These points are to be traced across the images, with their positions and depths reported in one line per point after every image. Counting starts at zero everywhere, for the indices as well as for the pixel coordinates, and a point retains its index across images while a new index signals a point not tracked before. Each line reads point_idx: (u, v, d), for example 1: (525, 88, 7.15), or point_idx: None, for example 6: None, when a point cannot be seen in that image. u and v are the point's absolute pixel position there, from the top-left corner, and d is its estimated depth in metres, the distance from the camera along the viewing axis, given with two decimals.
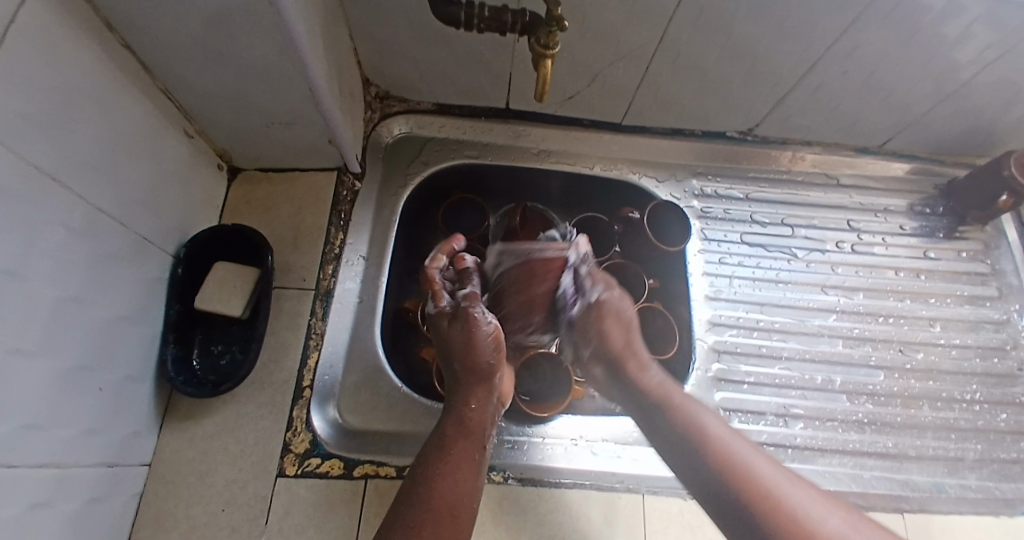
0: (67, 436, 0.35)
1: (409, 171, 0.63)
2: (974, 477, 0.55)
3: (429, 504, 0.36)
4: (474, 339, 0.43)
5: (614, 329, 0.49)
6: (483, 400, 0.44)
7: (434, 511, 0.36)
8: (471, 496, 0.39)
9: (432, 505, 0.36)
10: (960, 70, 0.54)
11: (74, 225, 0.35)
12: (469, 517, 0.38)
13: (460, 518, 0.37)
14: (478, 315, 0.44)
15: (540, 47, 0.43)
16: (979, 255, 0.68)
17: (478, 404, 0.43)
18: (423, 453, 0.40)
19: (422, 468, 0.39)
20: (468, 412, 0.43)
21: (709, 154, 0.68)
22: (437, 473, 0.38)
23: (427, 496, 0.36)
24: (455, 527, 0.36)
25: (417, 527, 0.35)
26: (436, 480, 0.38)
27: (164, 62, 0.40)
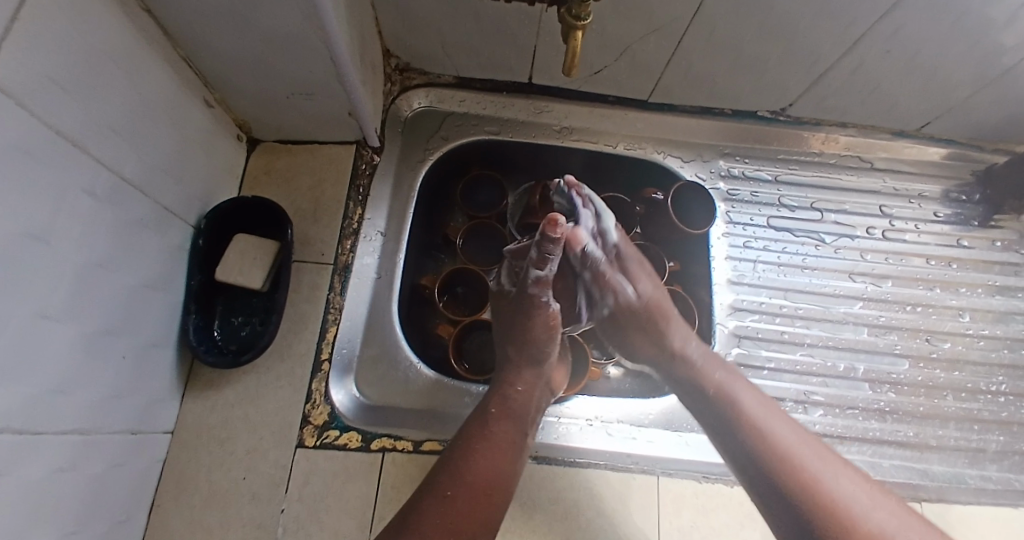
0: (92, 403, 0.36)
1: (428, 145, 0.62)
2: (994, 468, 0.54)
3: (464, 476, 0.37)
4: (536, 324, 0.46)
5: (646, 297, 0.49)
6: (532, 383, 0.45)
7: (467, 483, 0.37)
8: (507, 477, 0.39)
9: (467, 477, 0.37)
10: (1006, 55, 0.51)
11: (98, 193, 0.35)
12: (502, 496, 0.39)
13: (491, 498, 0.38)
14: (544, 301, 0.45)
15: (572, 17, 0.40)
16: (1013, 245, 0.66)
17: (523, 390, 0.45)
18: (463, 428, 0.42)
19: (462, 440, 0.40)
20: (513, 393, 0.44)
21: (736, 134, 0.66)
22: (475, 446, 0.40)
23: (462, 468, 0.38)
24: (485, 503, 0.37)
25: (448, 495, 0.36)
26: (472, 454, 0.39)
27: (184, 28, 0.39)
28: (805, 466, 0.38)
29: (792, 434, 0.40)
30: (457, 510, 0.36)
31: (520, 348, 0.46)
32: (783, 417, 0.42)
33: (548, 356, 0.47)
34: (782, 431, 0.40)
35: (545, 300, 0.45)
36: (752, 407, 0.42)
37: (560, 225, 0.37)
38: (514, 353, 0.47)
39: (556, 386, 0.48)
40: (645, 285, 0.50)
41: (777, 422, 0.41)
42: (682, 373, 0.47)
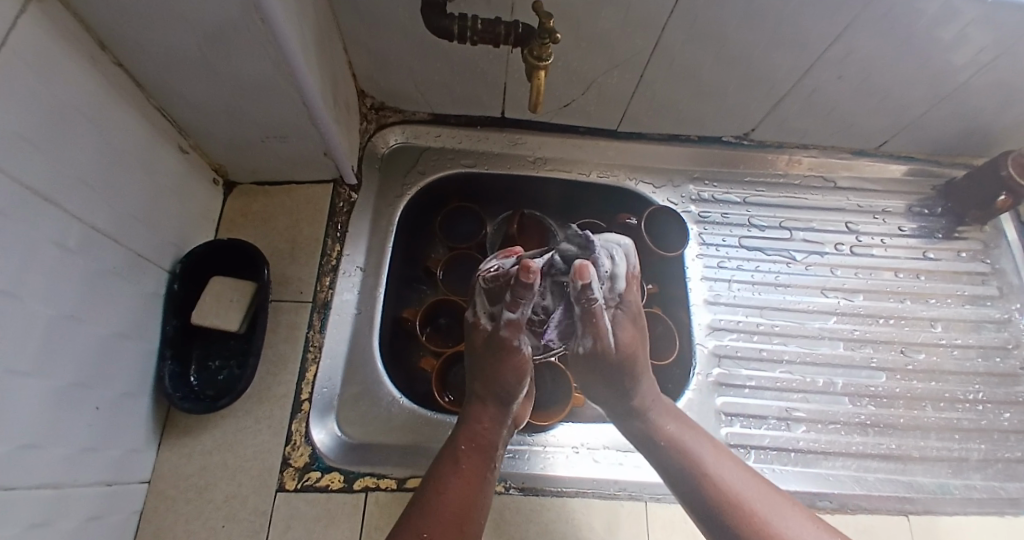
0: (65, 456, 0.35)
1: (406, 181, 0.63)
2: (979, 478, 0.55)
3: (437, 516, 0.37)
4: (505, 366, 0.43)
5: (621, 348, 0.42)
6: (497, 417, 0.44)
7: (441, 520, 0.36)
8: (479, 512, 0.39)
9: (439, 513, 0.37)
10: (952, 74, 0.54)
11: (70, 244, 0.35)
12: (476, 527, 0.38)
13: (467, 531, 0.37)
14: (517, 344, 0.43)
15: (534, 58, 0.43)
16: (979, 255, 0.68)
17: (489, 422, 0.43)
18: (436, 464, 0.41)
19: (435, 473, 0.40)
20: (479, 426, 0.43)
21: (704, 159, 0.68)
22: (444, 484, 0.39)
23: (436, 504, 0.37)
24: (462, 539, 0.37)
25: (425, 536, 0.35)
26: (442, 491, 0.38)
27: (158, 79, 0.41)
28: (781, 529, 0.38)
29: (744, 481, 0.41)
30: None
31: (486, 385, 0.44)
32: (735, 461, 0.43)
33: (517, 395, 0.44)
34: (746, 493, 0.40)
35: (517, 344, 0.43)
36: (711, 459, 0.42)
37: (534, 270, 0.38)
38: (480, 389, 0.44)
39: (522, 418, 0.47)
40: (623, 332, 0.43)
41: (736, 472, 0.41)
42: (647, 431, 0.45)
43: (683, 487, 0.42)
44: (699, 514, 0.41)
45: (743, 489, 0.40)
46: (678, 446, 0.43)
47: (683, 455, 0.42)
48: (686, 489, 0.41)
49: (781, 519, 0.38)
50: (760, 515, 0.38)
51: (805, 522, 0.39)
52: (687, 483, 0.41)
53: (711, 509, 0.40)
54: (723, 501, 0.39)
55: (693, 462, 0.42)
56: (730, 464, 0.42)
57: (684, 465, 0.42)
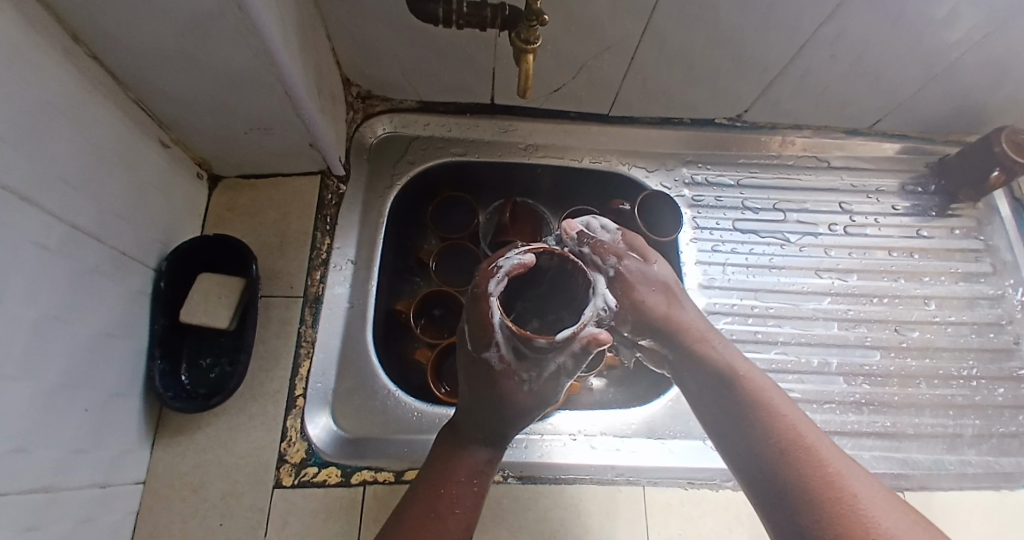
0: (56, 459, 0.34)
1: (395, 171, 0.62)
2: (973, 453, 0.55)
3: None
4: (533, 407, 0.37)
5: (655, 313, 0.43)
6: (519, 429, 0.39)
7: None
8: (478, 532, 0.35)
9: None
10: (948, 51, 0.53)
11: (51, 246, 0.34)
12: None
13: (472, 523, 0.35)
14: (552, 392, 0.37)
15: (521, 42, 0.42)
16: (972, 232, 0.68)
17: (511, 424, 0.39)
18: (441, 444, 0.38)
19: (441, 454, 0.37)
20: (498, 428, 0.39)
21: (697, 142, 0.68)
22: (441, 507, 0.34)
23: (438, 492, 0.34)
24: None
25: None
26: (439, 514, 0.33)
27: (134, 72, 0.39)
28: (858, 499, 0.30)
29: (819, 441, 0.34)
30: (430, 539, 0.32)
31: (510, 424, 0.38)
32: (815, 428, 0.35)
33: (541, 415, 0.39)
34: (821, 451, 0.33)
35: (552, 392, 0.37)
36: (786, 418, 0.35)
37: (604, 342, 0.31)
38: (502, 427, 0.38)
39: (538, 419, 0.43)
40: (653, 298, 0.43)
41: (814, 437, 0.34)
42: (703, 371, 0.40)
43: (734, 431, 0.37)
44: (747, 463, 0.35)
45: (814, 445, 0.33)
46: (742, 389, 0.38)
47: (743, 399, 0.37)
48: (738, 432, 0.36)
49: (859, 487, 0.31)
50: (827, 474, 0.32)
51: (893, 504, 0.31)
52: (744, 426, 0.36)
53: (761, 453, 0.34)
54: (783, 448, 0.34)
55: (761, 414, 0.36)
56: (804, 421, 0.36)
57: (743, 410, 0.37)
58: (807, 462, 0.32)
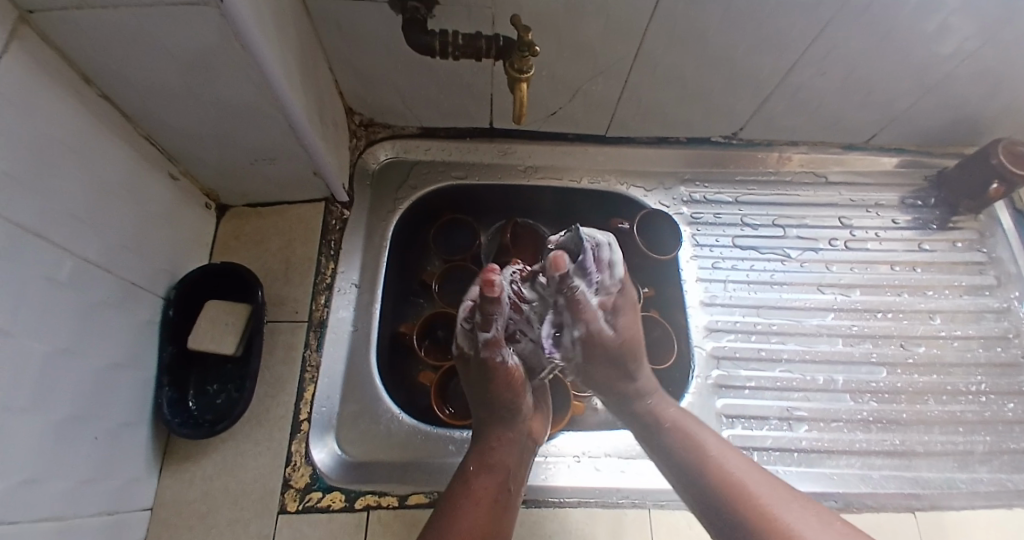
0: (67, 488, 0.35)
1: (398, 195, 0.63)
2: (986, 470, 0.54)
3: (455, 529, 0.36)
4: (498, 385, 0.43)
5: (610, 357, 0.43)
6: (508, 437, 0.44)
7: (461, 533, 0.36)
8: (498, 529, 0.38)
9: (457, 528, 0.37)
10: (937, 65, 0.54)
11: (62, 277, 0.35)
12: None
13: None
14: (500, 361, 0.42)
15: (516, 71, 0.43)
16: (975, 244, 0.68)
17: (503, 441, 0.44)
18: (449, 489, 0.40)
19: (446, 501, 0.39)
20: (491, 447, 0.43)
21: (694, 160, 0.69)
22: (459, 503, 0.39)
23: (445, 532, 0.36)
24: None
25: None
26: (458, 510, 0.38)
27: (144, 109, 0.41)
28: (789, 523, 0.35)
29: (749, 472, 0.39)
30: None
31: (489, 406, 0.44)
32: (748, 461, 0.41)
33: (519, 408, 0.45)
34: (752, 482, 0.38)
35: (501, 359, 0.42)
36: (716, 452, 0.41)
37: (563, 264, 0.36)
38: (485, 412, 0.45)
39: (539, 436, 0.47)
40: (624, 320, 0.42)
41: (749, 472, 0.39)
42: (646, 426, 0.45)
43: (677, 469, 0.42)
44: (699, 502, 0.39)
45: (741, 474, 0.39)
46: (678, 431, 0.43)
47: (683, 442, 0.43)
48: (682, 472, 0.41)
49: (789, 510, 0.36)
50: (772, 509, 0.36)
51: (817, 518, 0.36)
52: (692, 476, 0.40)
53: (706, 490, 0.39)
54: (722, 483, 0.38)
55: (698, 450, 0.42)
56: (748, 471, 0.39)
57: (685, 451, 0.42)
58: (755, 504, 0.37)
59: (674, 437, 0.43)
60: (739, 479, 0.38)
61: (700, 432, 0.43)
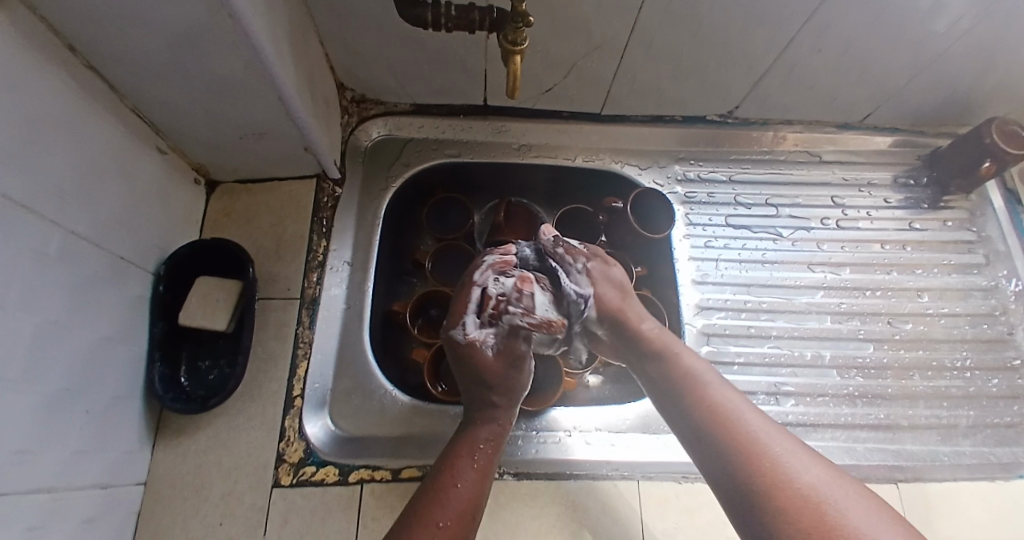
0: (61, 461, 0.35)
1: (390, 173, 0.63)
2: (968, 444, 0.55)
3: (452, 501, 0.36)
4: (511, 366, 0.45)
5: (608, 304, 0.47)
6: (507, 419, 0.44)
7: (457, 507, 0.35)
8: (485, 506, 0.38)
9: (453, 500, 0.36)
10: (935, 42, 0.54)
11: (50, 253, 0.35)
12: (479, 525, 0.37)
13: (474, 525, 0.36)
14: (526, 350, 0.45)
15: (509, 43, 0.42)
16: (965, 223, 0.68)
17: (501, 423, 0.44)
18: (447, 454, 0.40)
19: (446, 462, 0.39)
20: (494, 427, 0.43)
21: (689, 138, 0.68)
22: (461, 474, 0.38)
23: (451, 493, 0.36)
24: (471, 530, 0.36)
25: (440, 524, 0.34)
26: (459, 480, 0.38)
27: (130, 83, 0.40)
28: (772, 455, 0.32)
29: (745, 414, 0.36)
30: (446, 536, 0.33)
31: (503, 393, 0.44)
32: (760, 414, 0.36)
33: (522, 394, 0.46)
34: (746, 419, 0.35)
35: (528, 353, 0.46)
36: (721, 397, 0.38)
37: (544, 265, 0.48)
38: (493, 393, 0.44)
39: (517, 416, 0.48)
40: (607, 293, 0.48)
41: (737, 403, 0.37)
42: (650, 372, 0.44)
43: (673, 404, 0.40)
44: (706, 461, 0.35)
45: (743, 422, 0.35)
46: (692, 391, 0.39)
47: (694, 402, 0.38)
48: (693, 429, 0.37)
49: (785, 451, 0.32)
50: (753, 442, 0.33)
51: (799, 448, 0.33)
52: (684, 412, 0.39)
53: (708, 446, 0.35)
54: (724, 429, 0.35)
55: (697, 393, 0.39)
56: (747, 414, 0.36)
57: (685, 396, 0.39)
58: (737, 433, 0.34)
59: (677, 381, 0.41)
60: (733, 414, 0.36)
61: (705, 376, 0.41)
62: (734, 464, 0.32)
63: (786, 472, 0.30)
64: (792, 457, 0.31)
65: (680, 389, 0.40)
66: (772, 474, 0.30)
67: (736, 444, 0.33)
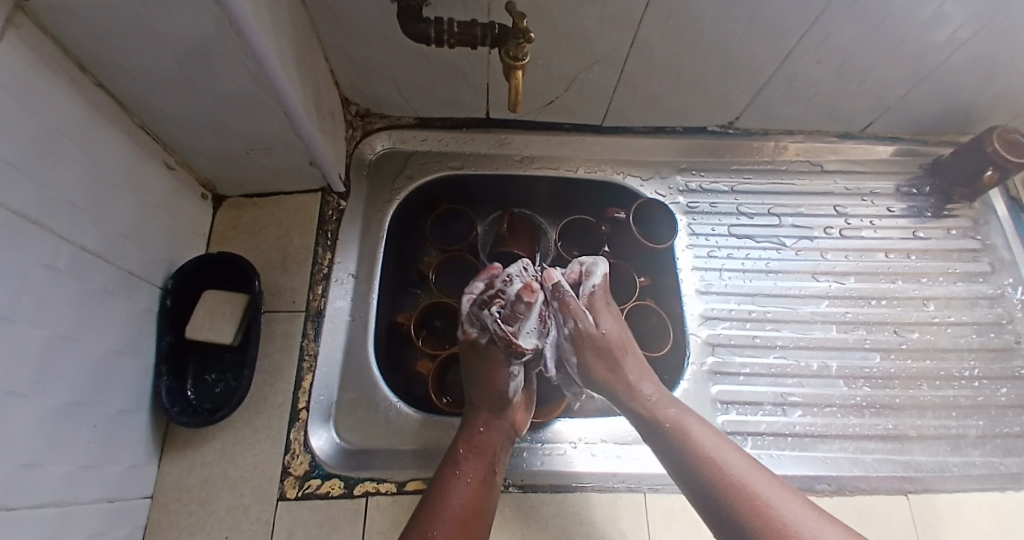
0: (68, 473, 0.35)
1: (395, 186, 0.63)
2: (978, 454, 0.55)
3: (444, 512, 0.38)
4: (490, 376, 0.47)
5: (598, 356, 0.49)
6: (493, 422, 0.46)
7: (448, 517, 0.38)
8: (484, 510, 0.40)
9: (447, 515, 0.38)
10: (933, 53, 0.54)
11: (60, 266, 0.36)
12: (481, 531, 0.39)
13: (472, 531, 0.38)
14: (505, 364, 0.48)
15: (510, 59, 0.43)
16: (969, 232, 0.68)
17: (487, 428, 0.45)
18: (439, 469, 0.43)
19: (438, 476, 0.42)
20: (477, 432, 0.45)
21: (691, 149, 0.69)
22: (449, 486, 0.40)
23: (440, 505, 0.39)
24: (469, 537, 0.38)
25: (430, 531, 0.37)
26: (449, 490, 0.40)
27: (140, 99, 0.41)
28: (790, 522, 0.36)
29: (753, 475, 0.40)
30: None
31: (484, 396, 0.46)
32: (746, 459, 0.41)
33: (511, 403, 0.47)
34: (754, 482, 0.39)
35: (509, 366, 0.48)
36: (725, 460, 0.41)
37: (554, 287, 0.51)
38: (477, 397, 0.47)
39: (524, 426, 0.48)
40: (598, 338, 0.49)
41: (739, 462, 0.41)
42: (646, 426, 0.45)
43: (677, 467, 0.42)
44: (721, 527, 0.39)
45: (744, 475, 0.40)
46: (696, 448, 0.42)
47: (698, 457, 0.41)
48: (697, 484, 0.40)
49: (797, 513, 0.37)
50: (772, 510, 0.37)
51: (797, 502, 0.38)
52: (693, 477, 0.41)
53: (725, 510, 0.38)
54: (743, 501, 0.38)
55: (705, 457, 0.41)
56: (754, 476, 0.40)
57: (694, 462, 0.41)
58: (755, 504, 0.37)
59: (682, 445, 0.43)
60: (744, 480, 0.39)
61: (704, 432, 0.43)
62: (761, 536, 0.36)
63: (808, 537, 0.35)
64: (805, 521, 0.36)
65: (683, 451, 0.42)
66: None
67: (756, 510, 0.37)
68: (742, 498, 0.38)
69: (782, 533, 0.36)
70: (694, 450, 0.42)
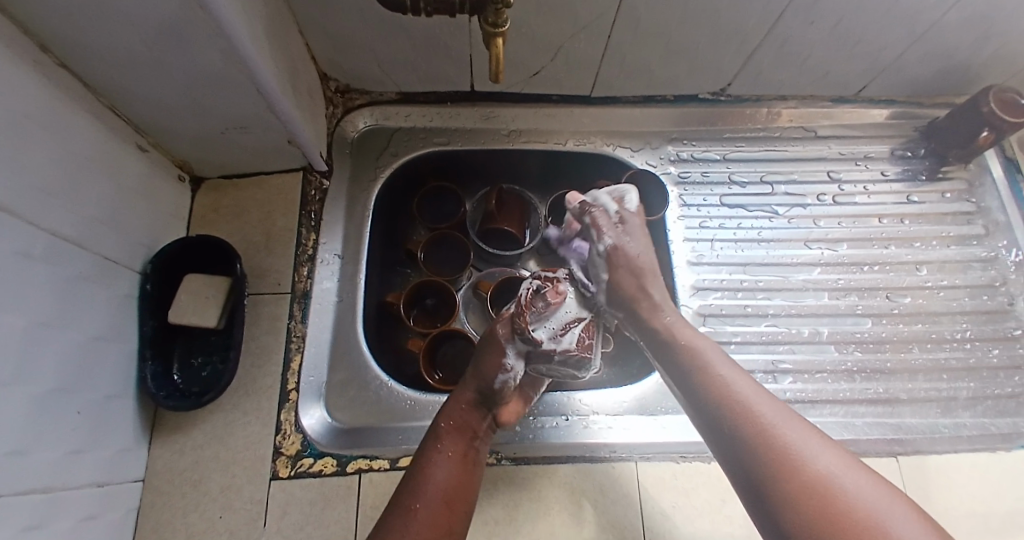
0: (55, 460, 0.35)
1: (379, 164, 0.62)
2: (968, 415, 0.55)
3: (427, 490, 0.38)
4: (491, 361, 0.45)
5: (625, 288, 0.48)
6: (477, 405, 0.44)
7: (433, 495, 0.37)
8: (469, 486, 0.40)
9: (429, 495, 0.37)
10: (929, 10, 0.52)
11: (35, 254, 0.35)
12: (466, 507, 0.39)
13: (456, 509, 0.38)
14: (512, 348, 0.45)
15: (490, 25, 0.41)
16: (963, 194, 0.67)
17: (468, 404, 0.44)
18: (420, 446, 0.42)
19: (419, 455, 0.41)
20: (459, 409, 0.44)
21: (682, 118, 0.67)
22: (433, 463, 0.40)
23: (424, 483, 0.38)
24: (452, 515, 0.37)
25: (415, 508, 0.36)
26: (433, 468, 0.39)
27: (106, 79, 0.40)
28: (784, 438, 0.33)
29: (763, 398, 0.36)
30: (420, 522, 0.36)
31: (478, 384, 0.44)
32: (774, 399, 0.37)
33: (500, 395, 0.45)
34: (760, 403, 0.36)
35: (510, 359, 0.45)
36: (734, 381, 0.38)
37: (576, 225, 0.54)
38: (471, 383, 0.45)
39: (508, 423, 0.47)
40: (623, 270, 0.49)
41: (750, 386, 0.38)
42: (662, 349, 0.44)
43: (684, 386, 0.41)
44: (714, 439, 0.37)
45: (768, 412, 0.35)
46: (707, 368, 0.40)
47: (705, 373, 0.40)
48: (714, 418, 0.37)
49: (801, 438, 0.33)
50: (767, 425, 0.34)
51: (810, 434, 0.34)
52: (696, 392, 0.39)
53: (719, 418, 0.37)
54: (737, 413, 0.36)
55: (712, 376, 0.39)
56: (763, 399, 0.36)
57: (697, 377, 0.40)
58: (751, 417, 0.35)
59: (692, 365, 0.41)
60: (748, 399, 0.36)
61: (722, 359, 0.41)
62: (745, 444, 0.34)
63: (799, 456, 0.32)
64: (804, 444, 0.32)
65: (692, 369, 0.41)
66: (783, 456, 0.32)
67: (748, 420, 0.35)
68: (739, 411, 0.36)
69: (766, 443, 0.33)
70: (704, 367, 0.40)
